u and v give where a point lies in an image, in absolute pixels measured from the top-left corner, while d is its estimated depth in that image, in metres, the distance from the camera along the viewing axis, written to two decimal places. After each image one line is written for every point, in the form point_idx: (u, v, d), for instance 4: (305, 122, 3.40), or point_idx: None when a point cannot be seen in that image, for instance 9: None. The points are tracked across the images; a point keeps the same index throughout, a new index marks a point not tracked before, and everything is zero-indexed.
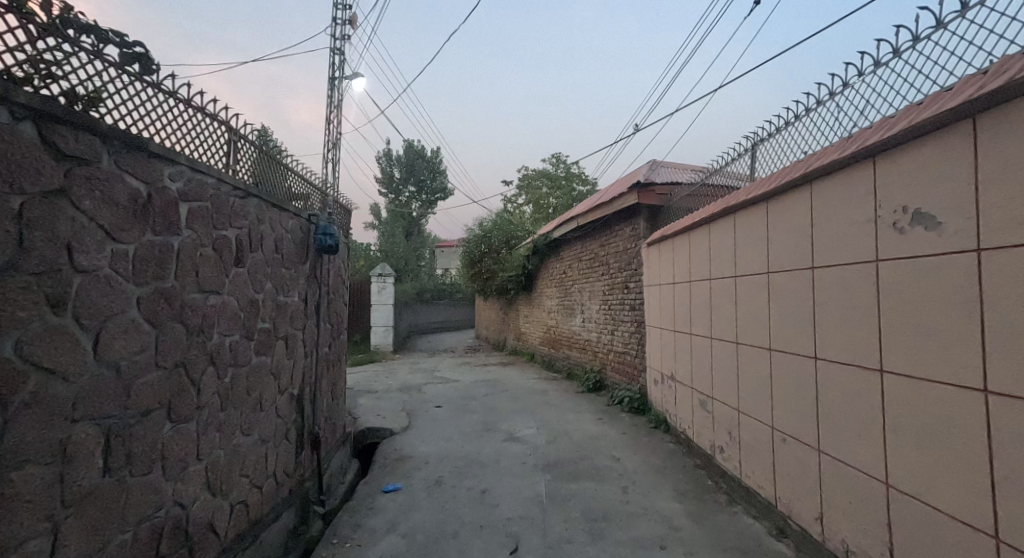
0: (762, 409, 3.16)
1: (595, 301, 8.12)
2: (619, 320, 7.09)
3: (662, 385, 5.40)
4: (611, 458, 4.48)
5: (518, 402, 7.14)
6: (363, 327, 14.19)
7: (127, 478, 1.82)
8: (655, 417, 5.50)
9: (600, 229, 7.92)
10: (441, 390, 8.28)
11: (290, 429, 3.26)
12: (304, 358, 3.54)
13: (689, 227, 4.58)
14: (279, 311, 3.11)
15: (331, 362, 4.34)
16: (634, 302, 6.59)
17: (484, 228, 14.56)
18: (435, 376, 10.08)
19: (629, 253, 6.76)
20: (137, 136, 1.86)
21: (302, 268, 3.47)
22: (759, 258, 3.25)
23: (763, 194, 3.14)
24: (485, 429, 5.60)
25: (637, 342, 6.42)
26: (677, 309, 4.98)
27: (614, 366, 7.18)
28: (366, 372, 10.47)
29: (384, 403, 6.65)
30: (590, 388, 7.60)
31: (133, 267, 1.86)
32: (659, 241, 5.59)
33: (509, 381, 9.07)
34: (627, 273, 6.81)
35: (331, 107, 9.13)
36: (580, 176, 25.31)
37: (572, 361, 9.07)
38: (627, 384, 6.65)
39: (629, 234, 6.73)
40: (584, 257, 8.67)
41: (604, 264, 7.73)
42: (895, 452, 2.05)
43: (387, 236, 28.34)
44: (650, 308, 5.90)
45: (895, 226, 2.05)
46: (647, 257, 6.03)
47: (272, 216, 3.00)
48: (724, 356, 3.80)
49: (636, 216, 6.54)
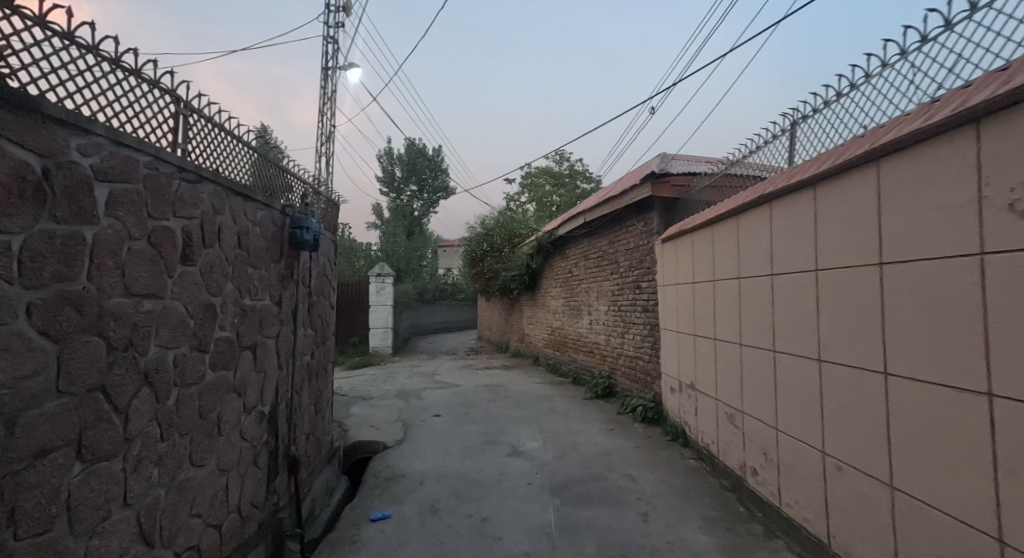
0: (809, 430, 2.70)
1: (603, 303, 7.67)
2: (630, 322, 6.64)
3: (680, 394, 4.94)
4: (626, 477, 4.03)
5: (522, 410, 6.68)
6: (361, 329, 13.75)
7: (13, 543, 1.38)
8: (672, 429, 5.05)
9: (609, 225, 7.45)
10: (441, 397, 7.83)
11: (260, 453, 2.82)
12: (279, 369, 3.10)
13: (714, 220, 4.11)
14: (244, 316, 2.66)
15: (314, 372, 3.89)
16: (647, 303, 6.14)
17: (487, 226, 14.11)
18: (435, 380, 9.65)
19: (641, 250, 6.30)
20: (24, 92, 1.41)
21: (274, 267, 3.02)
22: (802, 253, 2.79)
23: (808, 178, 2.68)
24: (486, 442, 5.15)
25: (650, 346, 5.97)
26: (698, 311, 4.51)
27: (625, 372, 6.73)
28: (364, 377, 10.03)
29: (379, 413, 6.20)
30: (599, 395, 7.15)
31: (21, 264, 1.42)
32: (676, 237, 5.12)
33: (512, 386, 8.61)
34: (640, 273, 6.36)
35: (325, 99, 8.69)
36: (584, 173, 24.84)
37: (579, 364, 8.61)
38: (640, 391, 6.20)
39: (642, 230, 6.28)
40: (591, 256, 8.20)
41: (613, 262, 7.27)
42: (1013, 500, 1.58)
43: (387, 235, 27.91)
44: (666, 310, 5.43)
45: (1011, 210, 1.59)
46: (662, 254, 5.57)
47: (234, 205, 2.55)
48: (758, 366, 3.33)
49: (649, 210, 6.07)
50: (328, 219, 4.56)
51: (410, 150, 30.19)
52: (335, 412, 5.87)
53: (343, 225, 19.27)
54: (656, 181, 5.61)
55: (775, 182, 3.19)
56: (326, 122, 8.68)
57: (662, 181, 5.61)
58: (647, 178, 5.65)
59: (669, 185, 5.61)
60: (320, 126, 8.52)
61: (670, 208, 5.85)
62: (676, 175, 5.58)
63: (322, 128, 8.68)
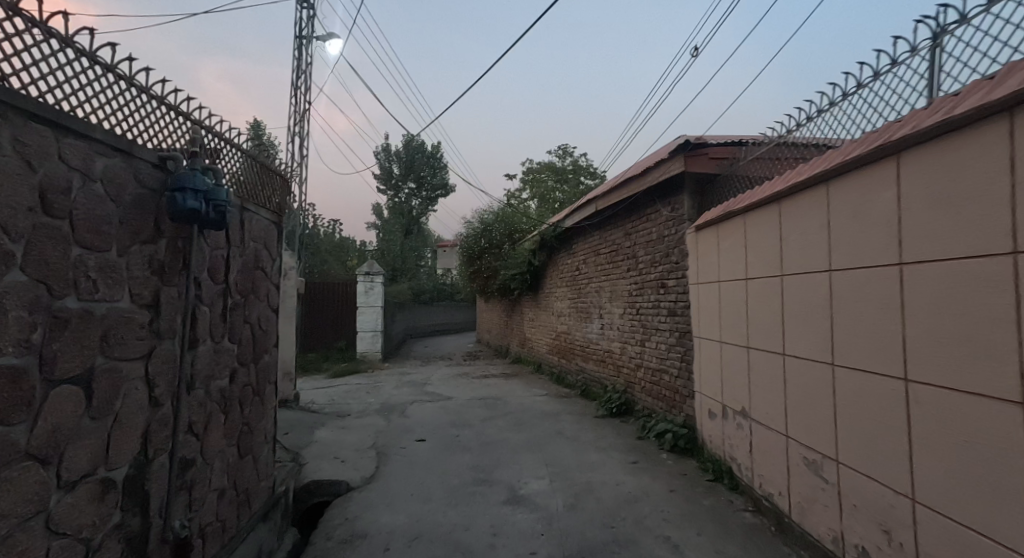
0: (1002, 517, 1.64)
1: (618, 305, 6.64)
2: (651, 329, 5.61)
3: (728, 423, 3.86)
4: (665, 544, 2.96)
5: (522, 433, 5.62)
6: (349, 332, 12.69)
7: None
8: (714, 465, 4.00)
9: (626, 214, 6.37)
10: (429, 413, 6.78)
11: (104, 547, 1.75)
12: (154, 407, 2.02)
13: (784, 195, 3.04)
14: (61, 327, 1.58)
15: (238, 401, 2.82)
16: (673, 306, 5.12)
17: (484, 221, 13.05)
18: (425, 391, 8.62)
19: (666, 242, 5.27)
20: None
21: (142, 249, 1.94)
22: (978, 227, 1.73)
23: (1012, 92, 1.57)
24: (477, 480, 4.10)
25: (680, 358, 4.96)
26: (755, 316, 3.43)
27: (644, 386, 5.71)
28: (347, 388, 8.99)
29: (349, 437, 5.14)
30: (615, 413, 6.13)
31: None
32: (721, 223, 4.02)
33: (512, 399, 7.58)
34: (663, 269, 5.33)
35: (299, 70, 7.64)
36: (587, 169, 23.81)
37: (589, 375, 7.59)
38: (666, 411, 5.18)
39: (667, 217, 5.23)
40: (603, 250, 7.18)
41: (630, 257, 6.23)
42: None
43: (383, 233, 26.91)
44: (706, 316, 4.33)
45: None
46: (700, 246, 4.48)
47: (27, 135, 1.45)
48: (870, 399, 2.27)
49: (677, 192, 5.02)
50: (275, 197, 3.44)
51: (407, 145, 29.17)
52: (296, 438, 4.82)
53: (334, 222, 18.30)
54: (690, 155, 4.54)
55: (912, 122, 2.08)
56: (302, 100, 7.65)
57: (699, 154, 4.53)
58: (679, 151, 4.58)
59: (707, 160, 4.54)
60: (292, 103, 7.47)
61: (707, 188, 4.77)
62: (716, 147, 4.49)
63: (295, 107, 7.66)
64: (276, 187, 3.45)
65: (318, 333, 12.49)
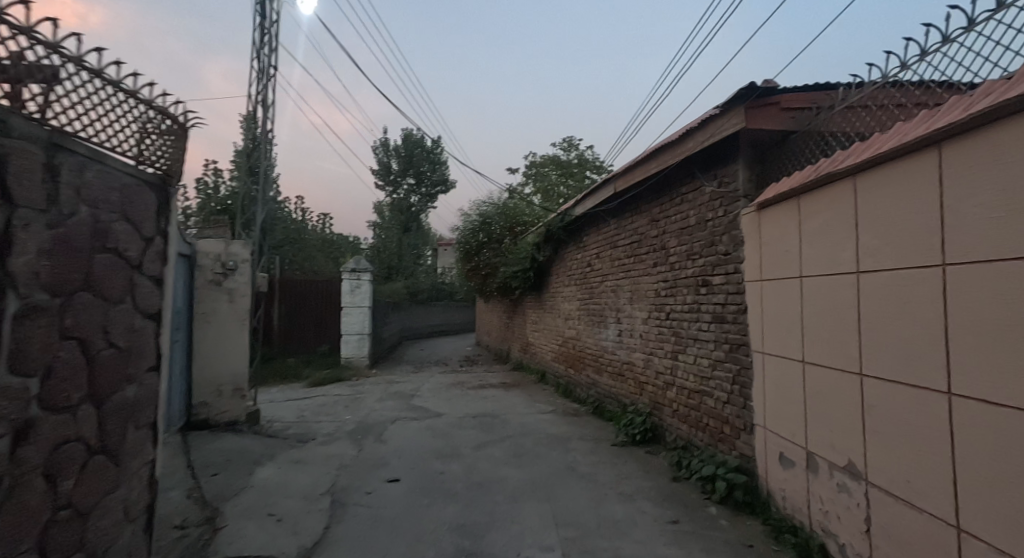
0: None
1: (640, 308, 5.51)
2: (688, 339, 4.48)
3: (820, 479, 2.67)
4: None
5: (524, 471, 4.45)
6: (334, 335, 11.54)
7: None
8: (796, 536, 2.82)
9: (653, 196, 5.21)
10: (412, 437, 5.63)
11: None
12: None
13: (953, 134, 1.86)
14: None
15: (41, 474, 1.63)
16: (719, 311, 3.98)
17: (483, 213, 11.91)
18: (411, 405, 7.45)
19: (710, 228, 4.12)
20: None
21: None
22: None
23: None
24: (463, 552, 2.94)
25: (729, 379, 3.82)
26: (881, 328, 2.23)
27: (678, 411, 4.59)
28: (324, 401, 7.85)
29: (302, 478, 3.99)
30: (639, 442, 5.00)
31: None
32: (807, 193, 2.83)
33: (511, 418, 6.43)
34: (705, 264, 4.18)
35: (259, 28, 6.48)
36: (593, 162, 22.65)
37: (602, 389, 6.47)
38: (710, 447, 4.05)
39: (712, 195, 4.08)
40: (621, 243, 6.04)
41: (658, 250, 5.09)
42: None
43: (380, 230, 25.82)
44: (780, 327, 3.14)
45: None
46: (769, 230, 3.31)
47: None
48: None
49: (726, 162, 3.85)
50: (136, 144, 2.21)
51: (405, 139, 28.05)
52: (225, 482, 3.66)
53: (323, 216, 17.15)
54: (755, 106, 3.29)
55: None
56: (268, 67, 6.50)
57: (766, 105, 3.30)
58: (737, 102, 3.34)
59: (778, 112, 3.30)
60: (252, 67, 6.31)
61: (775, 153, 3.56)
62: (790, 93, 3.27)
63: (258, 75, 6.51)
64: (142, 130, 2.24)
65: (300, 336, 11.35)
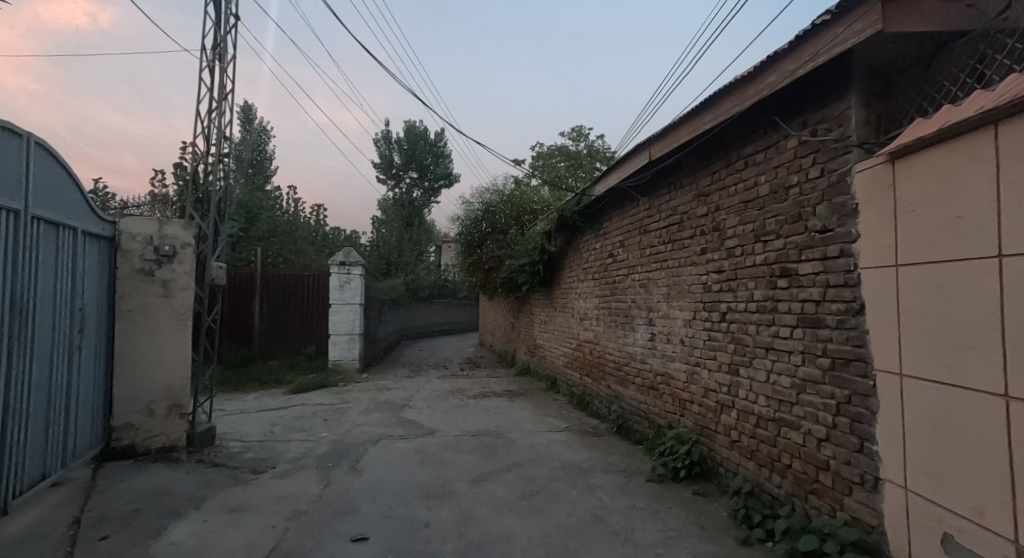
0: None
1: (681, 307, 4.40)
2: (757, 350, 3.36)
3: None
4: None
5: (536, 522, 3.33)
6: (321, 335, 10.46)
7: None
8: None
9: (701, 164, 4.09)
10: (395, 466, 4.52)
11: None
12: None
13: None
14: None
15: None
16: (811, 312, 2.86)
17: (486, 202, 10.79)
18: (401, 420, 6.35)
19: (796, 197, 2.99)
20: None
21: None
22: None
23: None
24: None
25: (829, 409, 2.70)
26: None
27: (743, 445, 3.47)
28: (300, 414, 6.76)
29: (232, 537, 2.90)
30: (684, 478, 3.89)
31: None
32: (1013, 115, 1.69)
33: (519, 439, 5.32)
34: (787, 247, 3.06)
35: None
36: (603, 153, 21.50)
37: (628, 405, 5.36)
38: (797, 499, 2.92)
39: (800, 151, 2.95)
40: (654, 228, 4.92)
41: (709, 233, 3.97)
42: None
43: (380, 224, 24.75)
44: (943, 339, 1.98)
45: None
46: (914, 189, 2.15)
47: None
48: None
49: (828, 101, 2.72)
50: None
51: (408, 130, 26.97)
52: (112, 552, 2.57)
53: (317, 207, 16.05)
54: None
55: None
56: (227, 16, 5.41)
57: None
58: None
59: (934, 5, 2.16)
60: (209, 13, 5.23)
61: (916, 76, 2.39)
62: None
63: (216, 26, 5.41)
64: None
65: (283, 336, 10.28)
